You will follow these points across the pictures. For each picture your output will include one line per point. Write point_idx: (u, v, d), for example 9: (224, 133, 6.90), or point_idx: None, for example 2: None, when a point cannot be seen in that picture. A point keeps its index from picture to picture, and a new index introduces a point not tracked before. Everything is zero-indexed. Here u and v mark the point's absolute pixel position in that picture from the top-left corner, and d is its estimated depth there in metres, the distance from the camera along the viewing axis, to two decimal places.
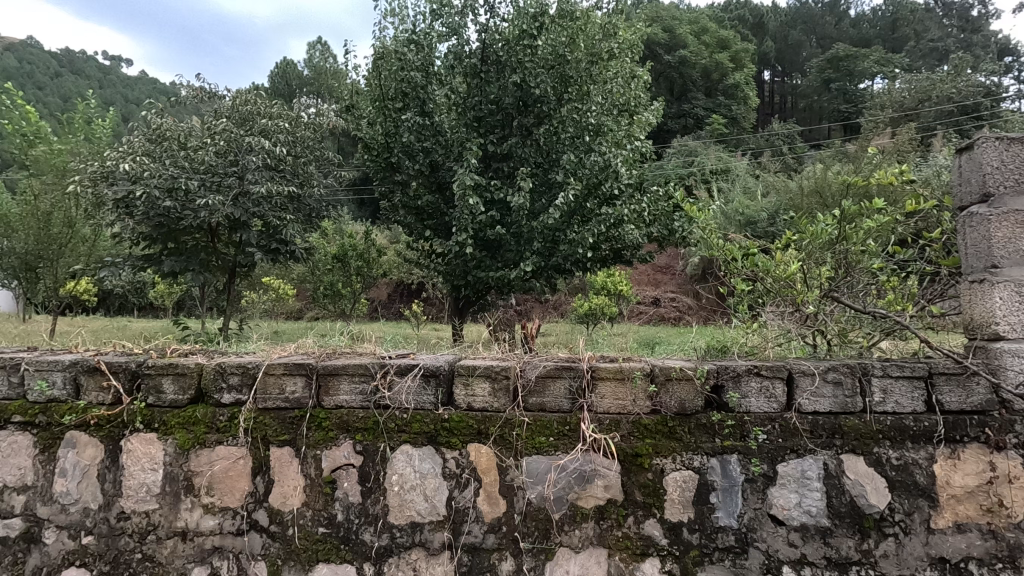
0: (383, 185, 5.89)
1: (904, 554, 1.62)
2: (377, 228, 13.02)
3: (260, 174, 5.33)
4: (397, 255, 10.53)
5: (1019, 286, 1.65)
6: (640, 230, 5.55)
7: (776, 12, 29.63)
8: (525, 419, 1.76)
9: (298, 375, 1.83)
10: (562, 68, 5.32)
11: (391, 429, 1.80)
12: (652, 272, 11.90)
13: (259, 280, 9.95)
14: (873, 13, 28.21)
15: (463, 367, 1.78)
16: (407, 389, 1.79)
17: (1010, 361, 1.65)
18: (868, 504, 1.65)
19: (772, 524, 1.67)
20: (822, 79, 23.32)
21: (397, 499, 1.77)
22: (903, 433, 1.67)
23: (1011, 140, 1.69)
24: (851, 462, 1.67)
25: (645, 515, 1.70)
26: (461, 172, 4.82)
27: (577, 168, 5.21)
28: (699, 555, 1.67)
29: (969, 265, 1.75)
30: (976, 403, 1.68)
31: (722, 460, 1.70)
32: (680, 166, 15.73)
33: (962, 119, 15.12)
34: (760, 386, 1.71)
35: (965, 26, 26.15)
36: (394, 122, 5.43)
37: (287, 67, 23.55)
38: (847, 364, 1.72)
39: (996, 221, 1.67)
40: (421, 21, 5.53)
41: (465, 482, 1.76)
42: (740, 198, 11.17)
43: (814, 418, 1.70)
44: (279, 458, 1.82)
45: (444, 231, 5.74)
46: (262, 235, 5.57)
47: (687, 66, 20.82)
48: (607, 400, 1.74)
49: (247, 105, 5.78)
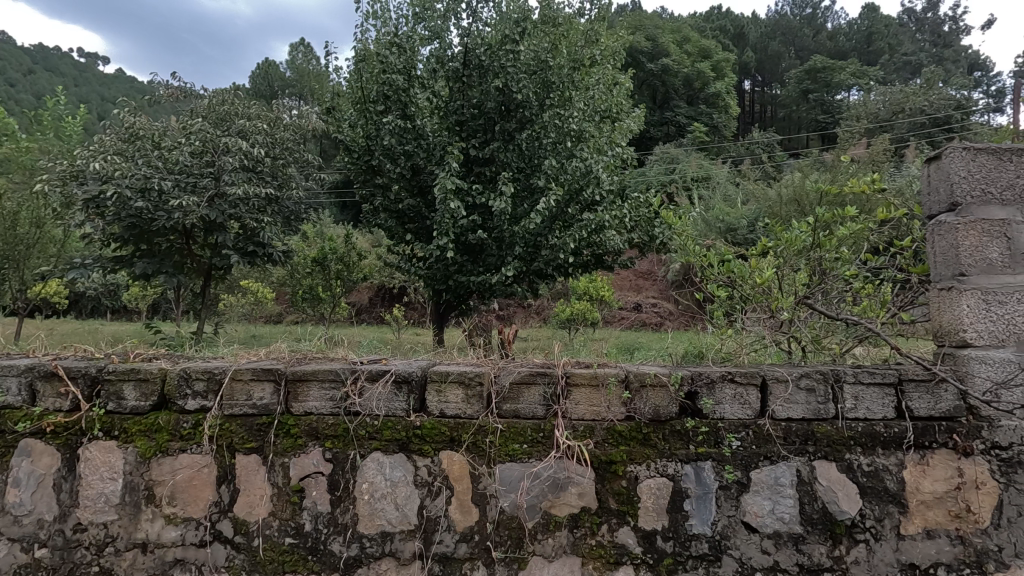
0: (364, 188, 5.82)
1: (875, 560, 1.63)
2: (357, 231, 12.92)
3: (237, 175, 5.23)
4: (378, 259, 10.48)
5: (986, 294, 1.66)
6: (621, 235, 5.55)
7: (756, 23, 30.15)
8: (498, 426, 1.73)
9: (266, 382, 1.78)
10: (544, 73, 5.32)
11: (361, 436, 1.76)
12: (633, 277, 12.00)
13: (238, 283, 9.81)
14: (849, 25, 28.81)
15: (436, 373, 1.75)
16: (378, 395, 1.76)
17: (977, 367, 1.67)
18: (839, 510, 1.65)
19: (746, 532, 1.66)
20: (800, 89, 23.74)
21: (367, 508, 1.73)
22: (874, 440, 1.68)
23: (977, 150, 1.71)
24: (824, 469, 1.68)
25: (619, 524, 1.68)
26: (443, 176, 4.80)
27: (559, 174, 5.23)
28: (673, 563, 1.65)
29: (937, 273, 1.76)
30: (945, 410, 1.69)
31: (696, 466, 1.69)
32: (661, 173, 15.87)
33: (934, 131, 15.47)
34: (734, 392, 1.70)
35: (936, 41, 27.04)
36: (374, 125, 5.38)
37: (269, 67, 23.35)
38: (821, 370, 1.72)
39: (962, 229, 1.68)
40: (404, 24, 5.52)
41: (437, 491, 1.73)
42: (720, 205, 11.30)
43: (787, 425, 1.70)
44: (244, 465, 1.76)
45: (425, 235, 5.71)
46: (239, 237, 5.48)
47: (669, 74, 21.08)
48: (580, 406, 1.73)
49: (225, 106, 5.74)
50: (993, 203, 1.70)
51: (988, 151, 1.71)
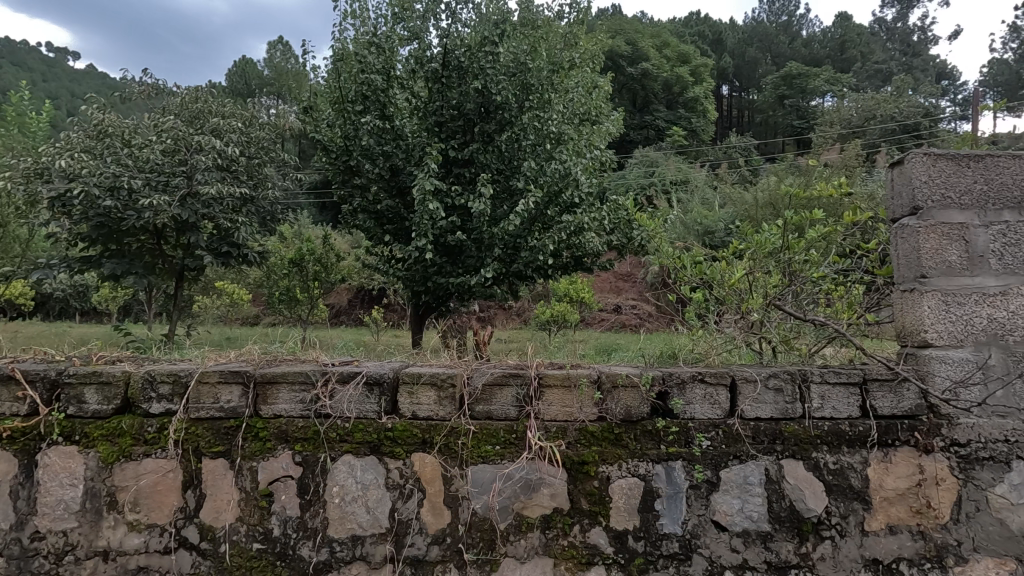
0: (342, 188, 5.77)
1: (841, 556, 1.66)
2: (336, 233, 12.79)
3: (210, 174, 5.14)
4: (357, 260, 10.40)
5: (946, 295, 1.70)
6: (600, 238, 5.57)
7: (734, 29, 30.67)
8: (470, 428, 1.72)
9: (234, 384, 1.75)
10: (523, 75, 5.32)
11: (332, 439, 1.74)
12: (613, 279, 12.09)
13: (213, 284, 9.64)
14: (823, 33, 29.49)
15: (408, 375, 1.74)
16: (348, 397, 1.74)
17: (938, 367, 1.71)
18: (806, 508, 1.68)
19: (715, 530, 1.68)
20: (776, 95, 24.20)
21: (338, 512, 1.71)
22: (839, 438, 1.72)
23: (939, 156, 1.75)
24: (791, 467, 1.70)
25: (590, 524, 1.69)
26: (421, 177, 4.78)
27: (538, 175, 5.23)
28: (644, 563, 1.66)
29: (901, 275, 1.80)
30: (907, 408, 1.73)
31: (666, 466, 1.70)
32: (640, 176, 16.03)
33: (904, 137, 15.92)
34: (704, 392, 1.72)
35: (906, 50, 27.80)
36: (353, 125, 5.34)
37: (246, 66, 23.06)
38: (788, 370, 1.75)
39: (923, 233, 1.73)
40: (383, 24, 5.51)
41: (409, 493, 1.71)
42: (698, 208, 11.45)
43: (755, 424, 1.72)
44: (211, 470, 1.73)
45: (404, 236, 5.66)
46: (213, 238, 5.37)
47: (648, 79, 21.34)
48: (552, 407, 1.73)
49: (199, 104, 5.66)
50: (952, 207, 1.75)
51: (948, 157, 1.76)
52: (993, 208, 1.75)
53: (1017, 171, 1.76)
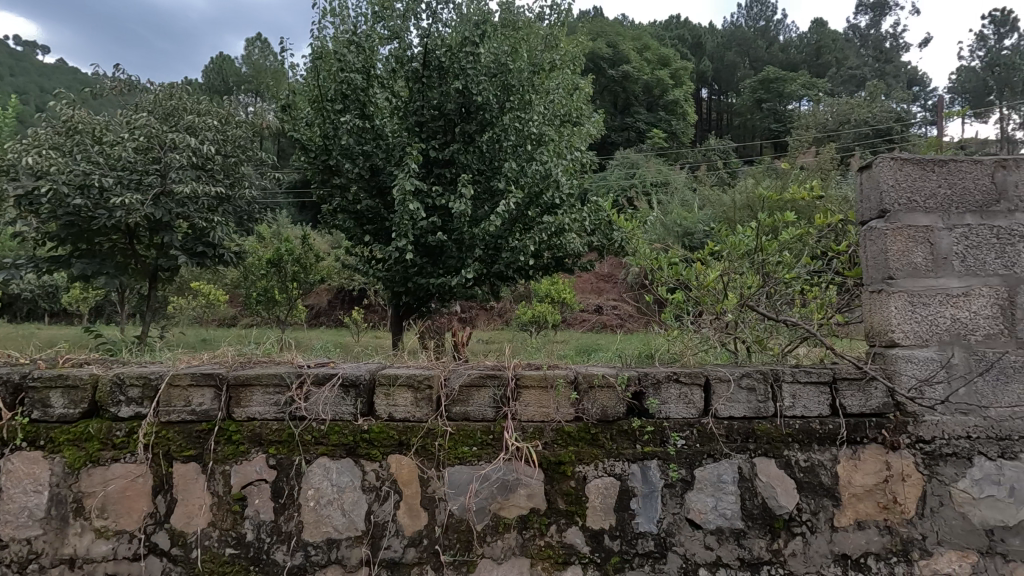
0: (321, 188, 5.71)
1: (811, 552, 1.70)
2: (315, 232, 12.65)
3: (185, 173, 5.04)
4: (336, 261, 10.30)
5: (911, 296, 1.75)
6: (581, 239, 5.59)
7: (713, 33, 31.11)
8: (447, 429, 1.72)
9: (207, 387, 1.72)
10: (504, 76, 5.31)
11: (307, 441, 1.72)
12: (594, 279, 12.19)
13: (188, 285, 9.46)
14: (800, 39, 30.06)
15: (384, 376, 1.73)
16: (324, 399, 1.72)
17: (904, 366, 1.76)
18: (778, 505, 1.71)
19: (690, 528, 1.70)
20: (754, 99, 24.59)
21: (313, 515, 1.69)
22: (810, 436, 1.75)
23: (905, 161, 1.80)
24: (763, 465, 1.73)
25: (567, 524, 1.70)
26: (401, 177, 4.75)
27: (519, 176, 5.24)
28: (620, 561, 1.68)
29: (869, 276, 1.85)
30: (875, 406, 1.77)
31: (642, 465, 1.72)
32: (621, 178, 16.14)
33: (877, 141, 16.31)
34: (679, 392, 1.75)
35: (879, 56, 28.47)
36: (332, 124, 5.29)
37: (223, 62, 22.69)
38: (760, 370, 1.78)
39: (890, 235, 1.77)
40: (363, 23, 5.46)
41: (385, 495, 1.70)
42: (678, 209, 11.58)
43: (729, 423, 1.75)
44: (183, 474, 1.70)
45: (384, 236, 5.62)
46: (187, 237, 5.27)
47: (630, 81, 21.51)
48: (529, 408, 1.74)
49: (173, 101, 5.56)
50: (918, 210, 1.79)
51: (913, 162, 1.80)
52: (956, 211, 1.80)
53: (980, 176, 1.81)
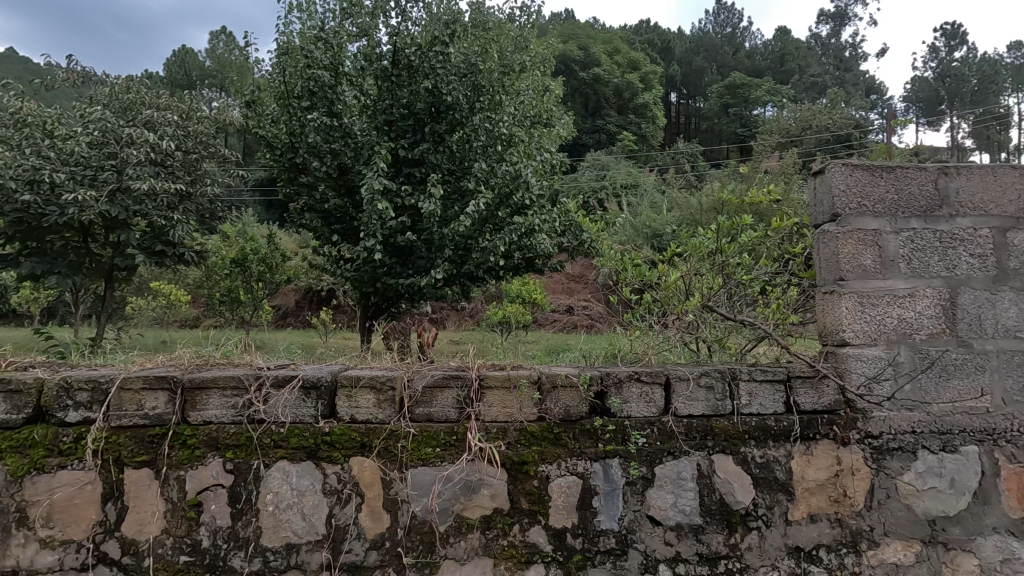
0: (288, 186, 5.60)
1: (766, 545, 1.75)
2: (282, 231, 12.41)
3: (143, 169, 4.87)
4: (304, 261, 10.12)
5: (861, 298, 1.82)
6: (551, 240, 5.62)
7: (681, 38, 31.69)
8: (410, 430, 1.71)
9: (160, 390, 1.67)
10: (475, 77, 5.29)
11: (266, 445, 1.69)
12: (565, 280, 12.30)
13: (148, 285, 9.16)
14: (765, 46, 30.88)
15: (346, 378, 1.71)
16: (284, 401, 1.69)
17: (855, 364, 1.82)
18: (735, 501, 1.76)
19: (650, 525, 1.73)
20: (721, 103, 25.16)
21: (272, 519, 1.66)
22: (766, 433, 1.81)
23: (855, 167, 1.87)
24: (721, 461, 1.78)
25: (530, 523, 1.71)
26: (369, 176, 4.70)
27: (488, 177, 5.24)
28: (582, 559, 1.70)
29: (822, 278, 1.91)
30: (827, 403, 1.83)
31: (604, 464, 1.74)
32: (592, 179, 16.30)
33: (837, 147, 16.88)
34: (641, 391, 1.78)
35: (839, 65, 29.46)
36: (299, 122, 5.19)
37: (186, 55, 22.06)
38: (718, 368, 1.83)
39: (841, 238, 1.84)
40: (331, 19, 5.39)
41: (347, 498, 1.68)
42: (647, 211, 11.78)
43: (689, 421, 1.79)
44: (134, 480, 1.64)
45: (352, 236, 5.55)
46: (146, 236, 5.10)
47: (601, 83, 21.73)
48: (493, 408, 1.74)
49: (131, 95, 5.38)
50: (867, 215, 1.87)
51: (864, 168, 1.87)
52: (903, 216, 1.88)
53: (926, 183, 1.89)
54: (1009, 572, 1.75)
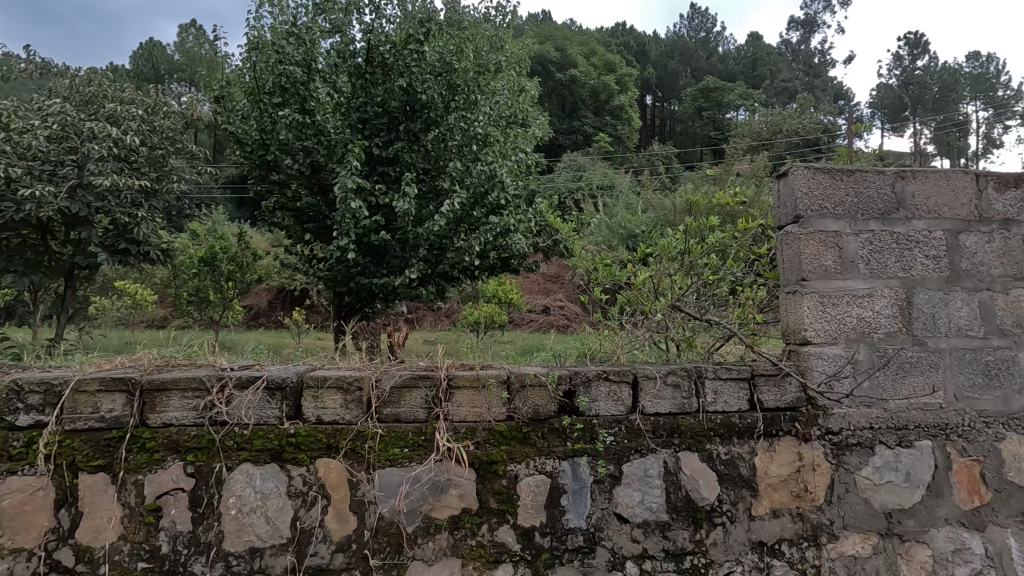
0: (259, 184, 5.50)
1: (730, 541, 1.78)
2: (254, 230, 12.18)
3: (105, 164, 4.72)
4: (277, 260, 9.95)
5: (822, 297, 1.87)
6: (527, 240, 5.63)
7: (657, 42, 32.09)
8: (378, 431, 1.69)
9: (117, 392, 1.62)
10: (449, 76, 5.28)
11: (228, 447, 1.65)
12: (541, 280, 12.34)
13: (112, 284, 8.88)
14: (737, 51, 31.48)
15: (312, 379, 1.68)
16: (247, 403, 1.66)
17: (816, 362, 1.86)
18: (701, 497, 1.78)
19: (617, 522, 1.74)
20: (695, 106, 25.56)
21: (235, 523, 1.63)
22: (730, 430, 1.84)
23: (817, 169, 1.91)
24: (687, 459, 1.80)
25: (498, 523, 1.71)
26: (342, 174, 4.64)
27: (463, 176, 5.22)
28: (550, 558, 1.70)
29: (785, 277, 1.95)
30: (790, 400, 1.88)
31: (573, 463, 1.75)
32: (569, 180, 16.40)
33: (806, 151, 17.30)
34: (609, 390, 1.79)
35: (808, 71, 30.21)
36: (270, 119, 5.10)
37: (154, 49, 21.51)
38: (685, 367, 1.85)
39: (804, 239, 1.88)
40: (303, 15, 5.31)
41: (312, 501, 1.66)
42: (623, 212, 11.89)
43: (655, 419, 1.81)
44: (90, 486, 1.60)
45: (325, 235, 5.47)
46: (109, 233, 4.95)
47: (577, 85, 21.88)
48: (462, 408, 1.74)
49: (93, 88, 5.22)
50: (829, 216, 1.91)
51: (825, 170, 1.92)
52: (863, 218, 1.93)
53: (884, 186, 1.95)
54: (960, 562, 1.81)
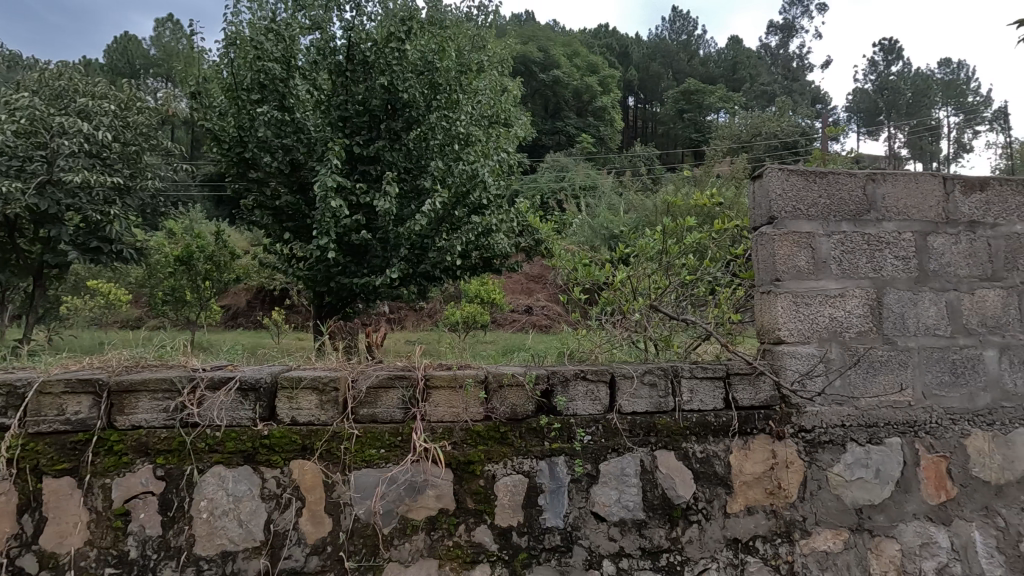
0: (237, 182, 5.41)
1: (706, 538, 1.80)
2: (233, 229, 11.98)
3: (75, 161, 4.61)
4: (255, 260, 9.81)
5: (795, 297, 1.90)
6: (509, 239, 5.63)
7: (639, 44, 32.35)
8: (354, 432, 1.68)
9: (84, 394, 1.58)
10: (431, 75, 5.26)
11: (200, 449, 1.62)
12: (524, 280, 12.36)
13: (84, 284, 8.67)
14: (718, 54, 31.88)
15: (286, 379, 1.66)
16: (219, 404, 1.63)
17: (790, 361, 1.89)
18: (676, 496, 1.80)
19: (594, 521, 1.75)
20: (676, 108, 25.81)
21: (206, 527, 1.60)
22: (706, 428, 1.86)
23: (791, 171, 1.94)
24: (663, 457, 1.82)
25: (475, 523, 1.70)
26: (322, 173, 4.59)
27: (445, 176, 5.19)
28: (527, 557, 1.70)
29: (760, 277, 1.97)
30: (764, 399, 1.90)
31: (550, 462, 1.76)
32: (552, 180, 16.43)
33: (784, 153, 17.59)
34: (586, 389, 1.80)
35: (787, 75, 30.71)
36: (249, 116, 5.02)
37: (129, 43, 21.04)
38: (661, 367, 1.87)
39: (778, 240, 1.91)
40: (282, 11, 5.24)
41: (286, 503, 1.63)
42: (605, 212, 11.96)
43: (632, 418, 1.82)
44: (54, 490, 1.56)
45: (305, 234, 5.41)
46: (80, 231, 4.83)
47: (560, 86, 21.95)
48: (439, 408, 1.73)
49: (64, 82, 5.08)
50: (802, 218, 1.95)
51: (799, 172, 1.95)
52: (835, 219, 1.97)
53: (855, 188, 1.99)
54: (927, 555, 1.86)
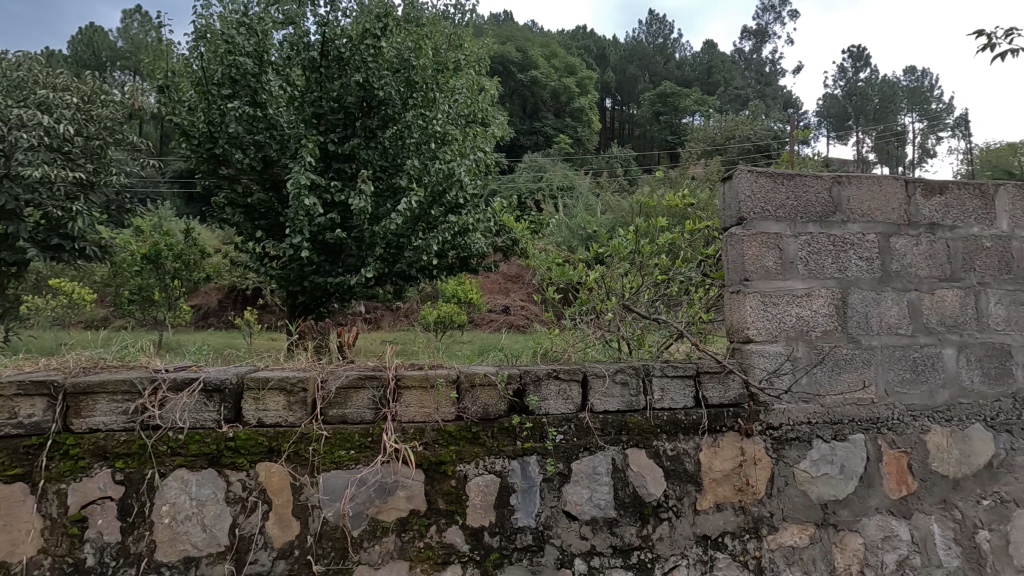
0: (206, 178, 5.28)
1: (676, 535, 1.81)
2: (203, 227, 11.71)
3: (35, 155, 4.44)
4: (226, 259, 9.60)
5: (763, 297, 1.93)
6: (485, 239, 5.61)
7: (616, 47, 32.61)
8: (323, 433, 1.65)
9: (38, 396, 1.52)
10: (407, 73, 5.23)
11: (161, 453, 1.57)
12: (501, 280, 12.35)
13: (46, 283, 8.37)
14: (693, 58, 32.35)
15: (253, 380, 1.62)
16: (182, 406, 1.58)
17: (758, 360, 1.93)
18: (647, 493, 1.81)
19: (566, 520, 1.75)
20: (652, 111, 26.11)
21: (168, 532, 1.55)
22: (676, 426, 1.88)
23: (760, 173, 1.98)
24: (635, 455, 1.83)
25: (447, 524, 1.69)
26: (295, 170, 4.52)
27: (421, 175, 5.15)
28: (499, 557, 1.70)
29: (729, 277, 2.00)
30: (733, 397, 1.93)
31: (522, 462, 1.75)
32: (529, 181, 16.45)
33: (757, 156, 17.94)
34: (558, 388, 1.80)
35: (760, 79, 31.31)
36: (219, 111, 4.91)
37: (95, 34, 20.40)
38: (633, 366, 1.88)
39: (746, 241, 1.94)
40: (255, 4, 5.12)
41: (252, 506, 1.60)
42: (582, 213, 12.03)
43: (604, 417, 1.83)
44: (6, 497, 1.50)
45: (278, 232, 5.31)
46: (40, 228, 4.65)
47: (538, 86, 22.01)
48: (410, 408, 1.71)
49: (23, 73, 4.90)
50: (770, 219, 1.98)
51: (767, 174, 1.99)
52: (802, 220, 2.01)
53: (822, 191, 2.03)
54: (889, 548, 1.91)
